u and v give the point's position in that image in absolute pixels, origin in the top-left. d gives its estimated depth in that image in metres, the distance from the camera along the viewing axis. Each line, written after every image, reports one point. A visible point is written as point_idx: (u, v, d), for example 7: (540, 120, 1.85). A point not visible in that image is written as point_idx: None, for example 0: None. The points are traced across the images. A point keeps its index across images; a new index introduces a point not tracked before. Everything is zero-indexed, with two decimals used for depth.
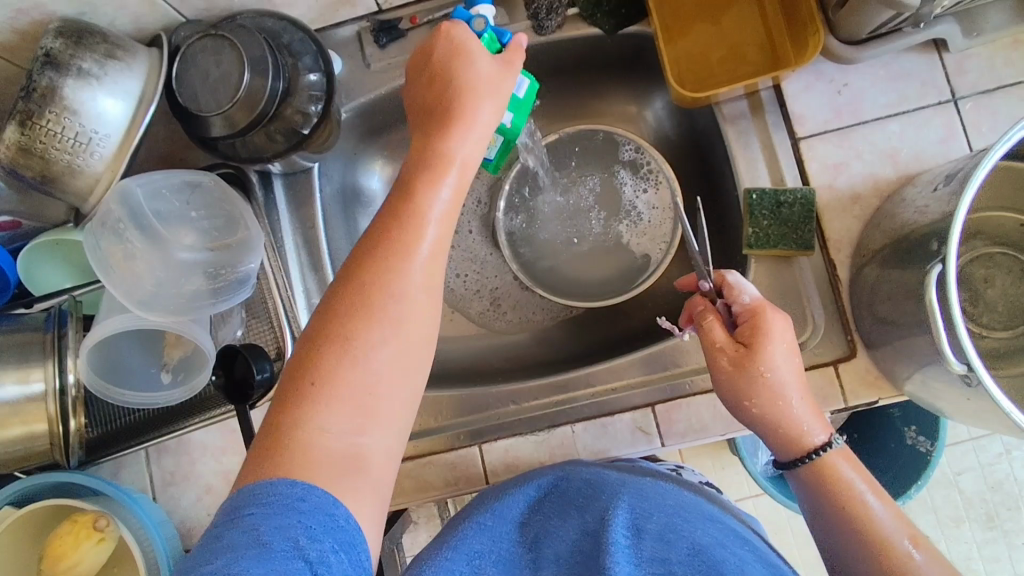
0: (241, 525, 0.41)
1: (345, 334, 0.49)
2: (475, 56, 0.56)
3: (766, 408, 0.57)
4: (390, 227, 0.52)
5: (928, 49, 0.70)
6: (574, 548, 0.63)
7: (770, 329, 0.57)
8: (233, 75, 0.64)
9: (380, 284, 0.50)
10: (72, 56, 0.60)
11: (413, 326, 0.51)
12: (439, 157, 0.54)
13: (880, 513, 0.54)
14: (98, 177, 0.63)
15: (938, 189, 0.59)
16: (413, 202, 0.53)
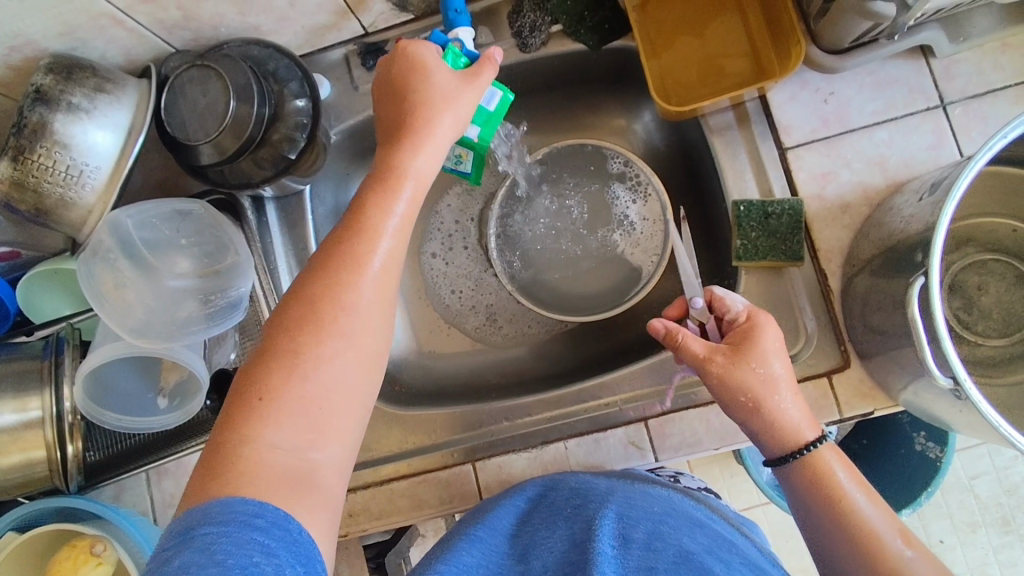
0: (194, 546, 0.40)
1: (295, 351, 0.49)
2: (433, 73, 0.57)
3: (760, 405, 0.56)
4: (344, 242, 0.52)
5: (915, 55, 0.70)
6: (563, 559, 0.62)
7: (759, 331, 0.58)
8: (220, 104, 0.65)
9: (329, 298, 0.51)
10: (62, 91, 0.61)
11: (364, 341, 0.52)
12: (393, 171, 0.55)
13: (870, 512, 0.53)
14: (90, 208, 0.64)
15: (923, 199, 0.59)
16: (367, 217, 0.53)
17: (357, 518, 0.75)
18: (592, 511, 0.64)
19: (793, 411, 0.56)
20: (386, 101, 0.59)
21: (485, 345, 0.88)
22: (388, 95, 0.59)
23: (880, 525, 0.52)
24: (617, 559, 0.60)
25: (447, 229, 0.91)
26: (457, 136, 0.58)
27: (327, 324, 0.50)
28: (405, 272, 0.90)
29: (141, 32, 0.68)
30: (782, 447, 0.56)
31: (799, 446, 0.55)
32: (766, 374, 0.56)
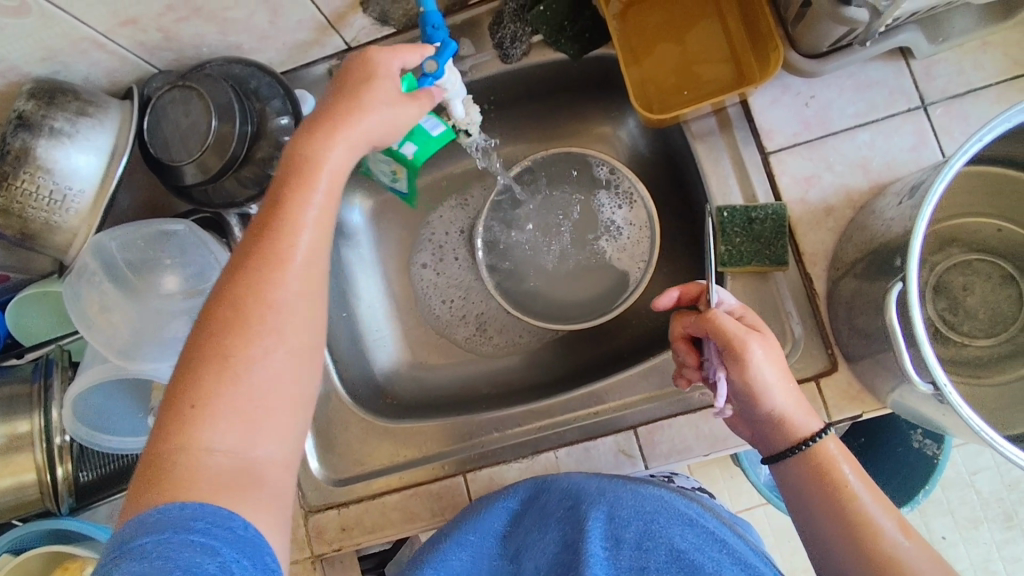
0: (131, 556, 0.39)
1: (222, 349, 0.47)
2: (378, 79, 0.56)
3: (781, 392, 0.55)
4: (266, 233, 0.51)
5: (894, 57, 0.70)
6: (556, 560, 0.66)
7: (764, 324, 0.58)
8: (202, 124, 0.66)
9: (253, 294, 0.49)
10: (44, 116, 0.62)
11: (295, 334, 0.50)
12: (308, 162, 0.53)
13: (873, 508, 0.52)
14: (75, 232, 0.64)
15: (903, 202, 0.59)
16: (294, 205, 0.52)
17: (349, 531, 0.75)
18: (582, 513, 0.65)
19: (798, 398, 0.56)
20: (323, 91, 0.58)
21: (476, 355, 0.88)
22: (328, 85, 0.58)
23: (880, 518, 0.51)
24: (606, 558, 0.64)
25: (437, 240, 0.91)
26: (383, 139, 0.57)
27: (250, 320, 0.48)
28: (395, 283, 0.90)
29: (123, 55, 0.68)
30: (786, 439, 0.55)
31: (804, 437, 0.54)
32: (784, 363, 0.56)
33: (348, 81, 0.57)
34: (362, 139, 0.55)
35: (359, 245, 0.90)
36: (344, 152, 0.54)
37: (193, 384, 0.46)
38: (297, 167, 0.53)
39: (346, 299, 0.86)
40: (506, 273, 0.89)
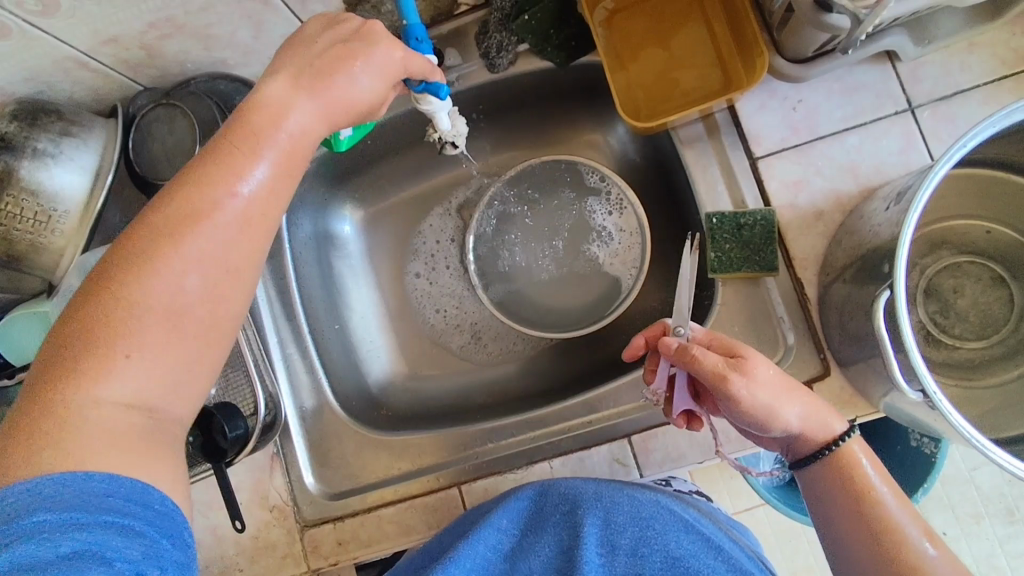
0: (24, 539, 0.35)
1: (133, 295, 0.42)
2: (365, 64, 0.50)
3: (790, 399, 0.54)
4: (205, 182, 0.46)
5: (880, 60, 0.69)
6: (551, 564, 0.64)
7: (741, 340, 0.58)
8: (186, 143, 0.67)
9: (185, 244, 0.44)
10: (27, 137, 0.61)
11: (219, 303, 0.46)
12: (266, 124, 0.48)
13: (896, 509, 0.52)
14: (62, 250, 0.65)
15: (891, 208, 0.58)
16: (250, 161, 0.47)
17: (345, 546, 0.74)
18: (579, 518, 0.65)
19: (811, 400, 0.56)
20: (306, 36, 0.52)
21: (470, 364, 0.87)
22: (314, 31, 0.52)
23: (906, 524, 0.51)
24: (602, 565, 0.63)
25: (429, 249, 0.90)
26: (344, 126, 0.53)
27: (171, 271, 0.43)
28: (387, 293, 0.90)
29: (107, 73, 0.68)
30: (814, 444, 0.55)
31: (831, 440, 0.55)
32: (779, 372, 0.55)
33: (336, 38, 0.51)
34: (332, 108, 0.50)
35: (350, 256, 0.90)
36: (309, 121, 0.49)
37: (90, 326, 0.41)
38: (259, 120, 0.48)
39: (338, 310, 0.86)
40: (497, 279, 0.88)
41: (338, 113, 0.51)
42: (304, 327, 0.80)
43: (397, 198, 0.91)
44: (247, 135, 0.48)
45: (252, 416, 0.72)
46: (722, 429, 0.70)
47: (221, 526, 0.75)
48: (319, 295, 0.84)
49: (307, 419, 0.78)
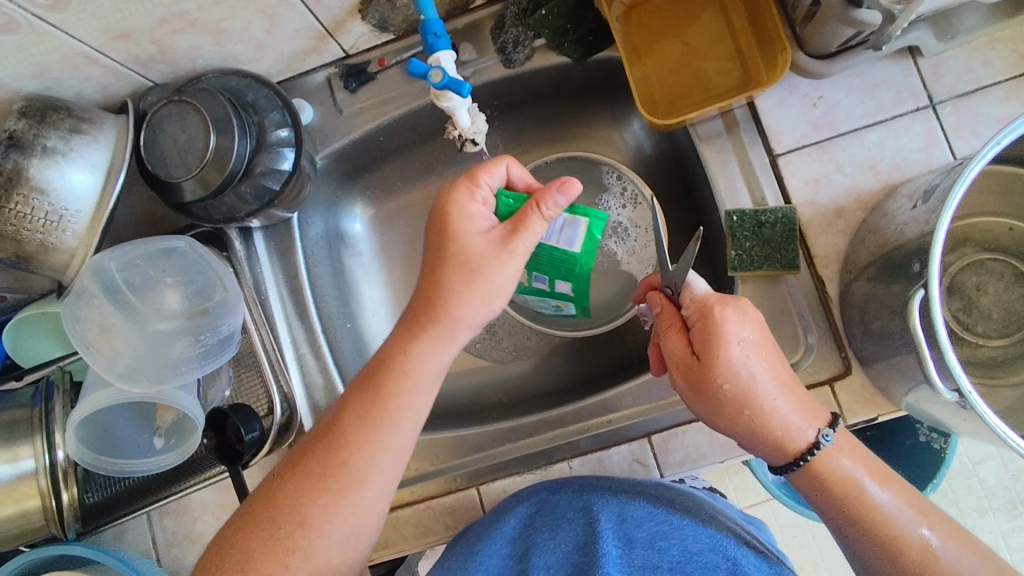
0: None
1: (281, 510, 0.55)
2: (467, 239, 0.56)
3: (750, 411, 0.54)
4: (331, 447, 0.56)
5: (902, 56, 0.68)
6: (569, 561, 0.63)
7: (722, 338, 0.53)
8: (200, 140, 0.64)
9: (292, 510, 0.55)
10: (36, 135, 0.60)
11: (355, 517, 0.56)
12: (388, 370, 0.57)
13: (886, 500, 0.53)
14: (73, 251, 0.63)
15: (917, 206, 0.57)
16: (385, 395, 0.56)
17: None
18: (593, 514, 0.63)
19: (787, 411, 0.54)
20: (431, 241, 0.57)
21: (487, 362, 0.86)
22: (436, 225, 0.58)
23: (898, 514, 0.52)
24: (620, 557, 0.62)
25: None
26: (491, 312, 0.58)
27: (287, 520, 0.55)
28: (398, 292, 0.88)
29: (117, 69, 0.67)
30: (777, 461, 0.56)
31: (793, 461, 0.54)
32: (735, 386, 0.53)
33: (451, 252, 0.56)
34: (439, 327, 0.56)
35: (361, 255, 0.89)
36: (434, 350, 0.57)
37: (246, 533, 0.55)
38: (389, 357, 0.57)
39: (350, 310, 0.85)
40: None
41: (446, 327, 0.57)
42: (317, 327, 0.80)
43: (408, 195, 0.89)
44: (377, 379, 0.57)
45: (268, 417, 0.74)
46: None
47: None
48: (331, 296, 0.83)
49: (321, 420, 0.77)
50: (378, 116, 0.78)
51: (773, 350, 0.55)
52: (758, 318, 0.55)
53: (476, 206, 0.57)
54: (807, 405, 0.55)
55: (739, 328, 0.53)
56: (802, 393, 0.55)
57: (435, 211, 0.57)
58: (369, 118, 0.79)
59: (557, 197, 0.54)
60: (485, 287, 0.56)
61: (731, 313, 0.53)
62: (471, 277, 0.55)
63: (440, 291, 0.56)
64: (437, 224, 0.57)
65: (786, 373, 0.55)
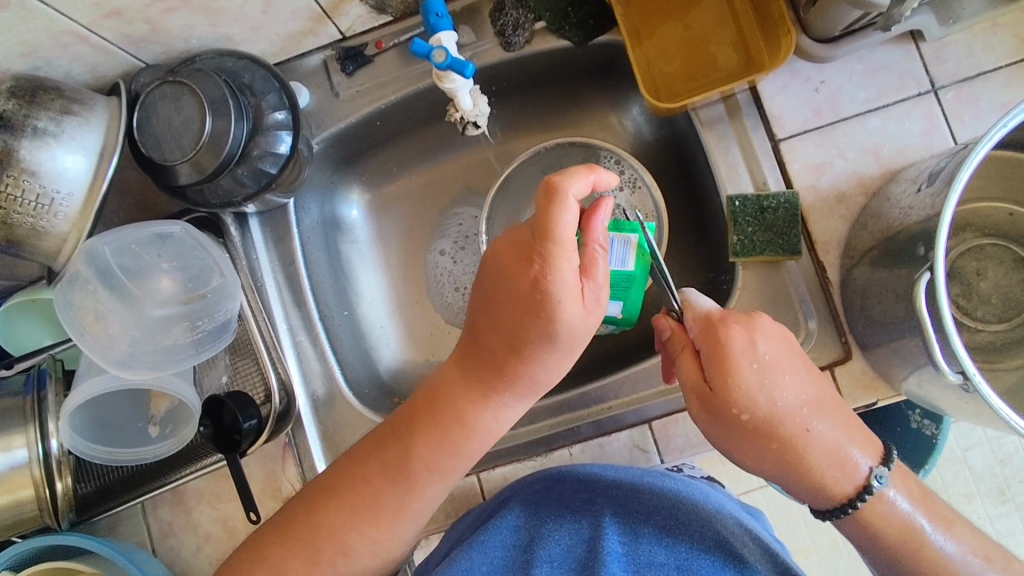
0: None
1: (322, 538, 0.59)
2: (563, 311, 0.52)
3: (787, 449, 0.52)
4: (383, 488, 0.59)
5: (904, 41, 0.68)
6: (575, 556, 0.60)
7: (732, 361, 0.52)
8: (195, 121, 0.63)
9: (330, 541, 0.59)
10: (26, 116, 0.59)
11: (393, 545, 0.61)
12: (459, 428, 0.59)
13: (949, 550, 0.53)
14: (65, 236, 0.62)
15: (921, 190, 0.57)
16: (457, 450, 0.59)
17: None
18: (598, 506, 0.63)
19: (824, 444, 0.52)
20: (520, 304, 0.53)
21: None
22: (507, 278, 0.54)
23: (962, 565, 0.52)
24: (625, 554, 0.60)
25: (458, 228, 0.87)
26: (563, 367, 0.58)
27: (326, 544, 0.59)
28: (395, 279, 0.87)
29: (108, 48, 0.65)
30: (827, 501, 0.54)
31: (847, 500, 0.53)
32: (755, 416, 0.52)
33: (549, 324, 0.53)
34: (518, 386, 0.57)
35: (358, 241, 0.87)
36: (507, 411, 0.59)
37: (284, 556, 0.59)
38: (455, 409, 0.59)
39: (347, 297, 0.84)
40: None
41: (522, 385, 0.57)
42: (315, 315, 0.78)
43: (404, 181, 0.88)
44: (444, 429, 0.59)
45: (266, 405, 0.73)
46: None
47: (232, 518, 0.73)
48: (327, 282, 0.82)
49: (319, 407, 0.76)
50: (375, 100, 0.77)
51: (802, 375, 0.53)
52: (776, 337, 0.54)
53: (574, 273, 0.52)
54: (846, 436, 0.53)
55: (753, 348, 0.53)
56: (842, 423, 0.53)
57: (528, 277, 0.52)
58: (366, 101, 0.77)
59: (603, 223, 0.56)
60: (572, 355, 0.57)
61: (740, 332, 0.53)
62: (567, 352, 0.56)
63: (522, 361, 0.55)
64: (533, 294, 0.52)
65: (819, 402, 0.53)
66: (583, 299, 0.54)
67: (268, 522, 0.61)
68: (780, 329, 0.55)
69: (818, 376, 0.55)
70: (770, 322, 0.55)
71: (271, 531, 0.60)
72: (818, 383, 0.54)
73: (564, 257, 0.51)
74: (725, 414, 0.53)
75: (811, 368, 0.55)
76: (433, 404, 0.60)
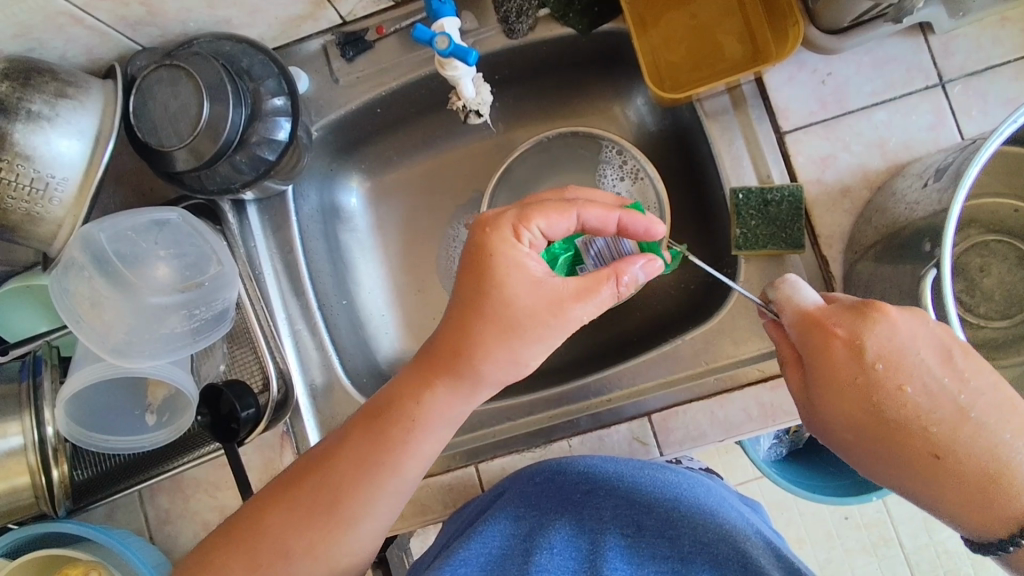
0: None
1: (263, 540, 0.57)
2: (506, 278, 0.53)
3: (886, 459, 0.48)
4: (333, 489, 0.57)
5: (913, 33, 0.67)
6: (577, 551, 0.59)
7: (834, 374, 0.48)
8: (192, 107, 0.62)
9: (275, 540, 0.57)
10: (20, 98, 0.58)
11: (337, 555, 0.58)
12: (411, 423, 0.57)
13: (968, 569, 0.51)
14: (60, 222, 0.61)
15: (928, 184, 0.57)
16: (386, 441, 0.57)
17: None
18: (599, 497, 0.63)
19: (965, 455, 0.45)
20: (469, 280, 0.55)
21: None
22: (473, 254, 0.55)
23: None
24: (627, 547, 0.60)
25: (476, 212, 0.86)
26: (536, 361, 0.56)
27: (273, 536, 0.57)
28: (394, 268, 0.86)
29: (103, 30, 0.64)
30: (988, 529, 0.45)
31: (1004, 537, 0.45)
32: (860, 433, 0.48)
33: (496, 295, 0.53)
34: (460, 380, 0.56)
35: (357, 229, 0.87)
36: (448, 404, 0.57)
37: (225, 558, 0.57)
38: (395, 403, 0.58)
39: (345, 286, 0.83)
40: None
41: (468, 376, 0.56)
42: (314, 304, 0.78)
43: (404, 170, 0.87)
44: (388, 424, 0.57)
45: (263, 394, 0.73)
46: (744, 407, 0.69)
47: (229, 506, 0.72)
48: (326, 270, 0.81)
49: (318, 397, 0.75)
50: (374, 86, 0.76)
51: (935, 379, 0.46)
52: (886, 337, 0.47)
53: (521, 253, 0.54)
54: (999, 449, 0.44)
55: (856, 356, 0.48)
56: (999, 435, 0.44)
57: (477, 248, 0.54)
58: (364, 87, 0.76)
59: (637, 270, 0.56)
60: (519, 345, 0.55)
61: (842, 337, 0.48)
62: (508, 335, 0.54)
63: (471, 338, 0.55)
64: (467, 264, 0.55)
65: (961, 414, 0.45)
66: (536, 275, 0.54)
67: (225, 520, 0.60)
68: (910, 323, 0.47)
69: (963, 378, 0.46)
70: (899, 315, 0.47)
71: (222, 529, 0.59)
72: (963, 387, 0.45)
73: (502, 233, 0.54)
74: (833, 423, 0.50)
75: (953, 370, 0.46)
76: (389, 400, 0.58)
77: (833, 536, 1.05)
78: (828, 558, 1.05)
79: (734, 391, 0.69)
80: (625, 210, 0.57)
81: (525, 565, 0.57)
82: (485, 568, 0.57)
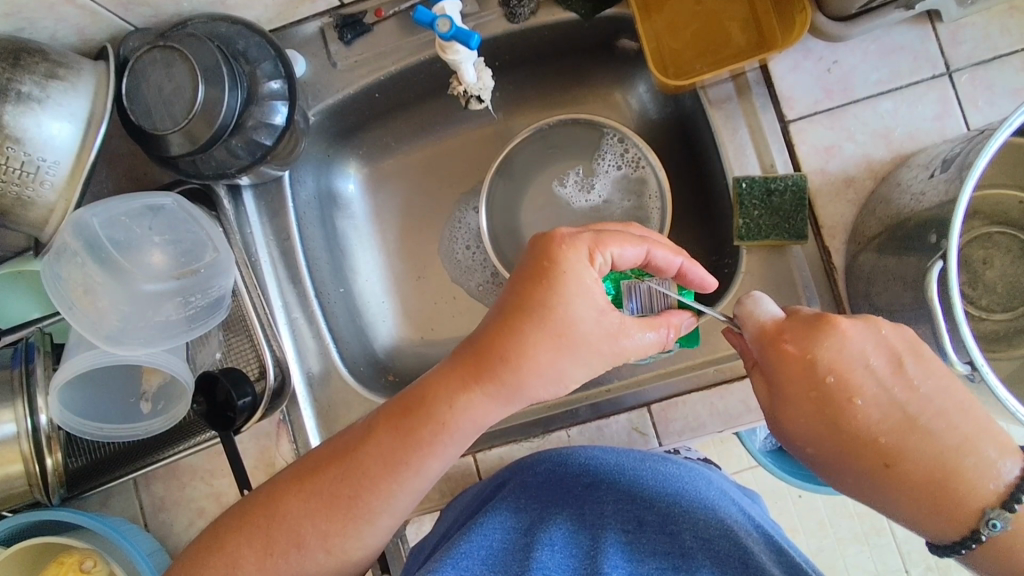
0: None
1: (279, 527, 0.57)
2: (562, 279, 0.52)
3: (846, 470, 0.49)
4: (356, 484, 0.57)
5: (921, 21, 0.66)
6: (578, 546, 0.59)
7: (789, 386, 0.49)
8: (187, 90, 0.60)
9: (286, 526, 0.57)
10: (10, 79, 0.56)
11: (352, 549, 0.58)
12: (444, 426, 0.55)
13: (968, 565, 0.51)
14: (52, 207, 0.60)
15: (935, 175, 0.56)
16: (414, 437, 0.56)
17: None
18: (601, 492, 0.63)
19: (918, 460, 0.47)
20: (528, 284, 0.53)
21: (483, 307, 0.83)
22: (540, 253, 0.54)
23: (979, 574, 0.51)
24: (627, 543, 0.59)
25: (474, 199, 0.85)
26: (572, 370, 0.54)
27: (285, 526, 0.57)
28: (392, 255, 0.85)
29: (94, 10, 0.62)
30: (948, 526, 0.47)
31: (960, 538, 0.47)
32: (819, 448, 0.50)
33: (556, 296, 0.52)
34: (500, 389, 0.54)
35: (355, 217, 0.86)
36: (482, 411, 0.55)
37: (238, 544, 0.57)
38: (430, 401, 0.56)
39: (343, 274, 0.82)
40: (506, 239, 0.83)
41: (508, 373, 0.54)
42: (312, 293, 0.77)
43: (403, 156, 0.86)
44: (421, 424, 0.56)
45: (260, 382, 0.72)
46: (743, 398, 0.69)
47: (225, 494, 0.72)
48: (323, 258, 0.80)
49: (314, 385, 0.75)
50: (372, 71, 0.75)
51: (885, 387, 0.48)
52: (863, 343, 0.48)
53: (592, 277, 0.53)
54: (949, 453, 0.46)
55: (811, 367, 0.48)
56: (947, 441, 0.47)
57: (546, 249, 0.54)
58: (362, 72, 0.75)
59: (683, 320, 0.60)
60: (557, 350, 0.53)
61: (794, 352, 0.49)
62: (563, 349, 0.53)
63: (507, 336, 0.53)
64: (533, 271, 0.53)
65: (910, 422, 0.47)
66: (603, 307, 0.53)
67: (237, 504, 0.60)
68: (860, 335, 0.48)
69: (911, 386, 0.47)
70: (848, 325, 0.48)
71: (235, 513, 0.59)
72: (913, 396, 0.47)
73: (578, 253, 0.53)
74: (795, 438, 0.51)
75: (902, 378, 0.47)
76: (421, 394, 0.56)
77: (826, 525, 1.05)
78: (821, 548, 1.05)
79: (735, 382, 0.69)
80: (688, 256, 0.59)
81: (526, 562, 0.56)
82: (485, 560, 0.56)
